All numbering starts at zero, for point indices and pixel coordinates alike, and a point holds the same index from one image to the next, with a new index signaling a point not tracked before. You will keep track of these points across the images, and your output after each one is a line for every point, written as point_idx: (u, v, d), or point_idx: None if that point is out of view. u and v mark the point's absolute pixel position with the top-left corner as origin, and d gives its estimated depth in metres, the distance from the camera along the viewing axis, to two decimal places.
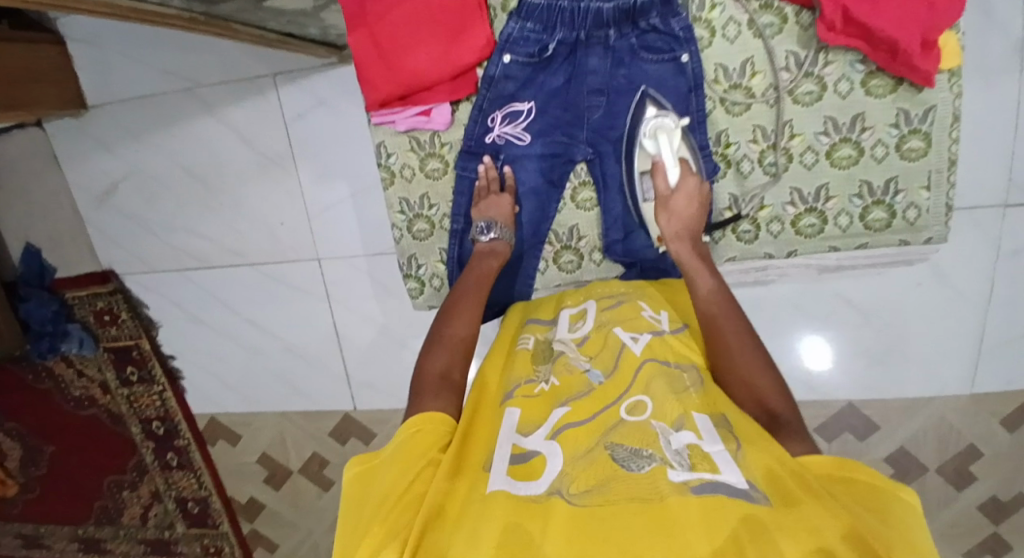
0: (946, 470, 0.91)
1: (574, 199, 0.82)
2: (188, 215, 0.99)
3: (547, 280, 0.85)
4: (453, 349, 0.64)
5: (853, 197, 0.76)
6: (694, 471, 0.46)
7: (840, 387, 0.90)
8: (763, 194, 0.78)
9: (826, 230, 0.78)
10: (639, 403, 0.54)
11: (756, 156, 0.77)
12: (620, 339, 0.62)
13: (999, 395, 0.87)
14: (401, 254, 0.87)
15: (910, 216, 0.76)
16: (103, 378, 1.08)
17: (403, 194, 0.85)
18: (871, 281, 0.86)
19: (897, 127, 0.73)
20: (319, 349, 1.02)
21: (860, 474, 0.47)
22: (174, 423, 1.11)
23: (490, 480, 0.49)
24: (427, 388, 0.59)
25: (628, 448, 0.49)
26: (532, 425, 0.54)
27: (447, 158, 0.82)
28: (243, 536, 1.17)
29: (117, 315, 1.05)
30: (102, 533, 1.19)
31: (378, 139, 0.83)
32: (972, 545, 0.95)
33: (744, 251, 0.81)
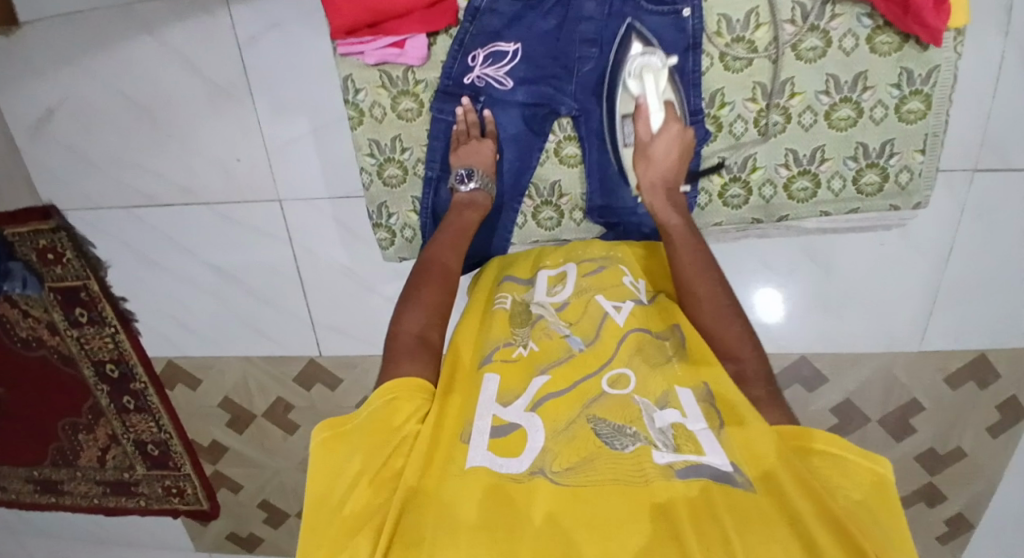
0: (889, 421, 0.97)
1: (558, 152, 0.80)
2: (136, 148, 0.92)
3: (525, 235, 0.83)
4: (429, 309, 0.62)
5: (848, 159, 0.77)
6: (680, 453, 0.48)
7: (799, 343, 0.93)
8: (755, 154, 0.78)
9: (819, 194, 0.79)
10: (622, 376, 0.55)
11: (752, 115, 0.77)
12: (601, 308, 0.63)
13: (943, 353, 0.92)
14: (371, 201, 0.83)
15: (902, 179, 0.78)
16: (49, 319, 1.02)
17: (373, 136, 0.81)
18: (843, 239, 0.87)
19: (898, 88, 0.74)
20: (283, 295, 1.00)
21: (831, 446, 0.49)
22: (129, 367, 1.07)
23: (467, 457, 0.50)
24: (400, 349, 0.58)
25: (611, 424, 0.50)
26: (511, 394, 0.55)
27: (422, 97, 0.79)
28: (207, 477, 1.17)
29: (61, 254, 0.99)
30: (59, 474, 1.17)
31: (346, 73, 0.78)
32: (906, 490, 1.02)
33: (731, 215, 0.82)
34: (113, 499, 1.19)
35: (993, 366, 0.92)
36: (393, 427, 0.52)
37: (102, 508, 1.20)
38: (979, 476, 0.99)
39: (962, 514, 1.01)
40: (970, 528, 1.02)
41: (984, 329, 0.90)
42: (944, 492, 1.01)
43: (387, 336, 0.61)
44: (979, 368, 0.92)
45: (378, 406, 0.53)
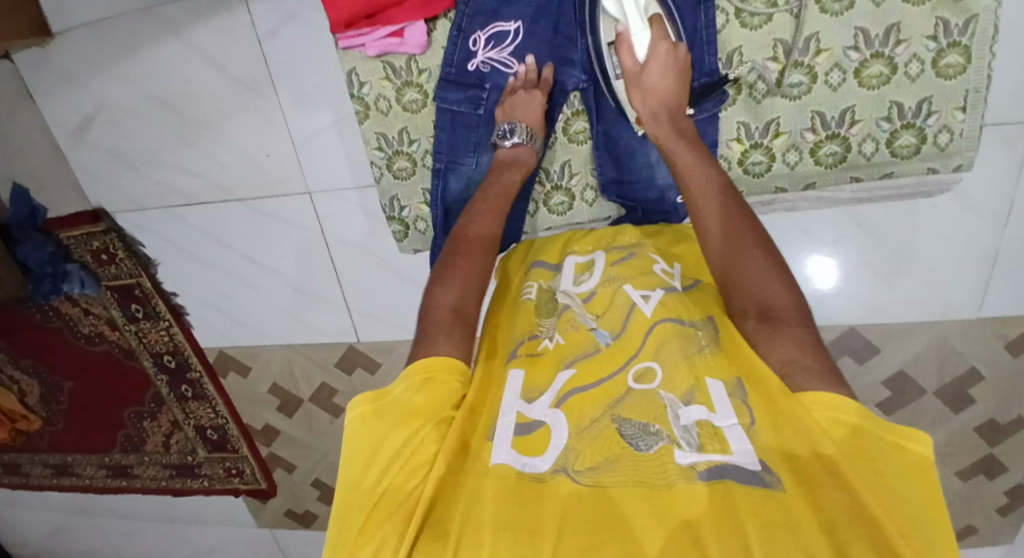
0: (944, 392, 0.92)
1: (566, 131, 0.78)
2: (169, 149, 0.96)
3: (537, 223, 0.82)
4: (466, 281, 0.60)
5: (881, 120, 0.73)
6: (703, 452, 0.46)
7: (845, 315, 0.89)
8: (780, 118, 0.74)
9: (849, 158, 0.75)
10: (649, 371, 0.53)
11: (773, 76, 0.73)
12: (628, 298, 0.60)
13: (1005, 319, 0.86)
14: (384, 195, 0.84)
15: (941, 141, 0.73)
16: (109, 315, 1.09)
17: (380, 129, 0.82)
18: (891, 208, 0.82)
19: (935, 40, 0.69)
20: (318, 283, 1.02)
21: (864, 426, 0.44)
22: (185, 357, 1.13)
23: (490, 452, 0.50)
24: (438, 327, 0.57)
25: (636, 424, 0.49)
26: (536, 391, 0.54)
27: (425, 87, 0.79)
28: (262, 459, 1.23)
29: (114, 255, 1.04)
30: (129, 459, 1.25)
31: (349, 66, 0.79)
32: (970, 463, 0.97)
33: (753, 184, 0.78)
34: (180, 481, 1.27)
35: None
36: (429, 408, 0.51)
37: (170, 489, 1.28)
38: None
39: None
40: None
41: None
42: (1010, 464, 0.96)
43: (421, 310, 0.59)
44: None
45: (416, 380, 0.52)
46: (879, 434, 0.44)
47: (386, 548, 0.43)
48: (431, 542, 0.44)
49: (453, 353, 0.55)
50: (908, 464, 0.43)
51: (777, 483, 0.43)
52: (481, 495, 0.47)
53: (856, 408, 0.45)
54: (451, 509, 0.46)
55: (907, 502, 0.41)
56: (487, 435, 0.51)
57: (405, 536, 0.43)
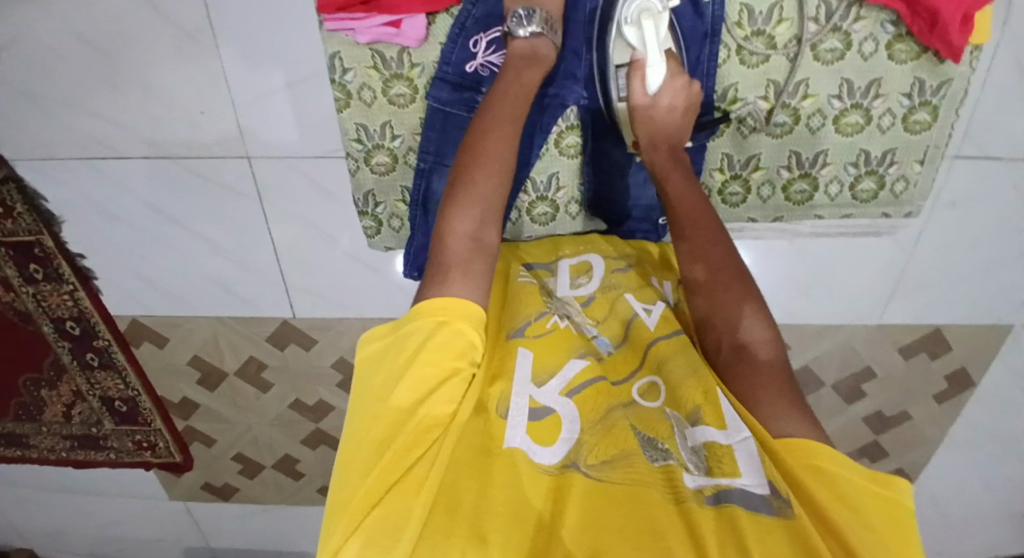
0: (841, 387, 1.03)
1: (558, 143, 0.75)
2: (81, 94, 0.83)
3: (518, 230, 0.80)
4: (484, 208, 0.59)
5: (848, 165, 0.77)
6: (711, 476, 0.49)
7: (768, 314, 0.96)
8: (761, 154, 0.77)
9: (816, 197, 0.80)
10: (653, 386, 0.57)
11: (762, 114, 0.74)
12: (631, 307, 0.63)
13: (902, 328, 0.96)
14: (359, 189, 0.83)
15: (897, 189, 0.79)
16: (1, 274, 0.96)
17: (362, 119, 0.77)
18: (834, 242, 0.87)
19: (909, 97, 0.73)
20: (253, 255, 0.96)
21: (826, 462, 0.48)
22: (91, 323, 1.03)
23: (506, 433, 0.52)
24: (452, 264, 0.57)
25: (645, 435, 0.53)
26: (545, 373, 0.56)
27: (415, 82, 0.75)
28: (178, 431, 1.17)
29: (10, 208, 0.91)
30: (23, 429, 1.14)
31: (332, 49, 0.73)
32: (853, 448, 1.10)
33: (729, 212, 0.82)
34: (82, 453, 1.17)
35: (948, 341, 0.96)
36: (441, 371, 0.52)
37: (71, 461, 1.18)
38: (919, 438, 1.07)
39: (898, 469, 1.11)
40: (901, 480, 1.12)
41: (947, 310, 0.93)
42: (885, 452, 1.09)
43: (436, 230, 0.59)
44: (934, 343, 0.97)
45: (429, 334, 0.53)
46: (854, 477, 0.48)
47: (396, 514, 0.46)
48: (440, 514, 0.46)
49: (467, 296, 0.55)
50: (883, 504, 0.47)
51: (786, 509, 0.46)
52: (491, 477, 0.49)
53: (830, 453, 0.49)
54: (460, 479, 0.49)
55: (884, 542, 0.45)
56: (498, 407, 0.53)
57: (415, 507, 0.46)
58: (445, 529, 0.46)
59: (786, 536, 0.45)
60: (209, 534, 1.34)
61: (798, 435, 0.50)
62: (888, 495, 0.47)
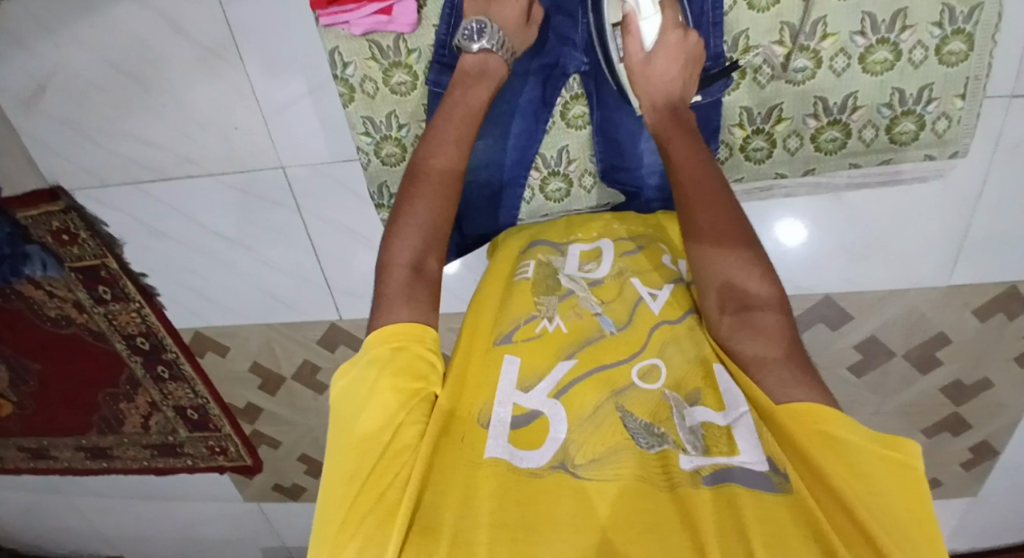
0: (912, 355, 0.95)
1: (565, 115, 0.76)
2: (131, 121, 0.90)
3: (533, 209, 0.81)
4: (426, 235, 0.56)
5: (882, 107, 0.73)
6: (708, 454, 0.47)
7: (824, 284, 0.90)
8: (783, 103, 0.74)
9: (849, 144, 0.76)
10: (653, 369, 0.54)
11: (779, 60, 0.72)
12: (636, 292, 0.61)
13: (973, 287, 0.89)
14: (373, 182, 0.84)
15: (939, 128, 0.74)
16: (75, 298, 1.03)
17: (366, 113, 0.80)
18: (884, 195, 0.83)
19: (940, 27, 0.69)
20: (296, 261, 0.99)
21: (833, 429, 0.45)
22: (159, 338, 1.09)
23: (485, 444, 0.48)
24: (394, 292, 0.53)
25: (640, 420, 0.49)
26: (533, 378, 0.53)
27: (414, 69, 0.77)
28: (246, 435, 1.22)
29: (76, 234, 0.98)
30: (106, 441, 1.23)
31: (331, 45, 0.77)
32: (932, 422, 1.02)
33: (754, 170, 0.79)
34: (162, 461, 1.25)
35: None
36: (406, 389, 0.49)
37: (152, 468, 1.27)
38: (1007, 405, 0.98)
39: (987, 443, 1.02)
40: (991, 454, 1.03)
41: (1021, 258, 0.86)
42: (968, 423, 1.01)
43: (376, 266, 0.55)
44: (1010, 300, 0.89)
45: (386, 359, 0.50)
46: (864, 443, 0.44)
47: (373, 546, 0.42)
48: (421, 535, 0.43)
49: (414, 320, 0.52)
50: (896, 469, 0.42)
51: (787, 484, 0.44)
52: (473, 484, 0.46)
53: (837, 417, 0.45)
54: (440, 494, 0.45)
55: (895, 507, 0.41)
56: (477, 417, 0.50)
57: (392, 534, 0.42)
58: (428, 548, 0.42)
59: (790, 512, 0.42)
60: (282, 537, 1.38)
61: (801, 400, 0.47)
62: (902, 460, 0.43)
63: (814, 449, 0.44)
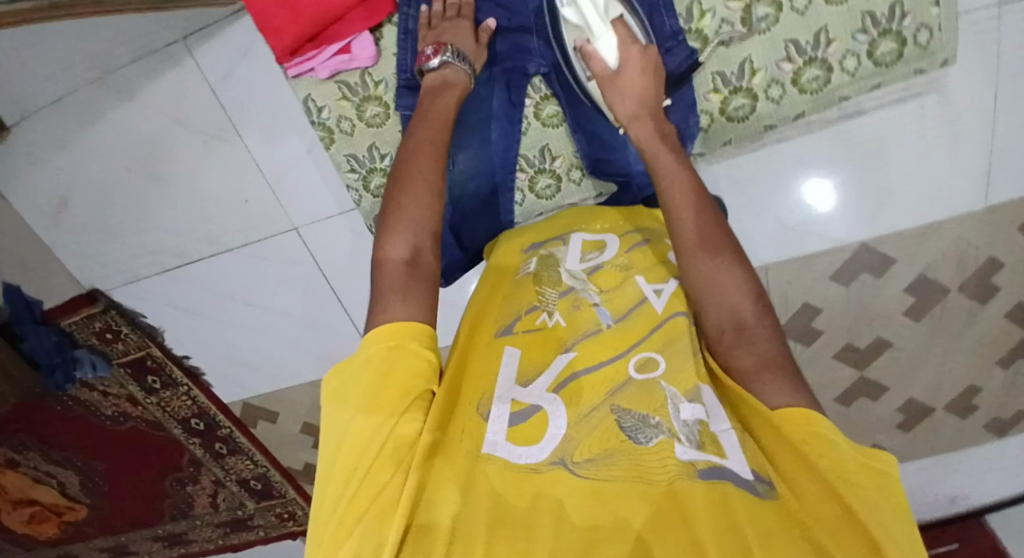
0: (968, 287, 0.90)
1: (538, 115, 0.77)
2: (152, 214, 0.95)
3: (527, 210, 0.81)
4: (420, 231, 0.53)
5: (856, 33, 0.71)
6: (702, 450, 0.43)
7: (855, 232, 0.88)
8: (751, 56, 0.73)
9: (834, 79, 0.73)
10: (650, 360, 0.49)
11: (736, 15, 0.72)
12: (640, 290, 0.56)
13: (1013, 204, 0.85)
14: (368, 216, 0.83)
15: (922, 39, 0.70)
16: (128, 391, 1.08)
17: (349, 151, 0.81)
18: (890, 123, 0.84)
19: None
20: (327, 317, 1.01)
21: (826, 429, 0.42)
22: (212, 417, 1.12)
23: (483, 439, 0.44)
24: (391, 286, 0.49)
25: (636, 416, 0.45)
26: (532, 372, 0.49)
27: (385, 98, 0.78)
28: (311, 497, 1.22)
29: (118, 331, 1.02)
30: (181, 526, 1.26)
31: (304, 93, 0.80)
32: (1007, 353, 0.96)
33: (741, 129, 0.77)
34: (235, 536, 1.27)
35: None
36: (404, 383, 0.44)
37: (228, 546, 1.29)
38: None
39: None
40: None
41: None
42: None
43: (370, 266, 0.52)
44: None
45: (381, 358, 0.45)
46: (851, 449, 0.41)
47: (368, 547, 0.36)
48: (416, 539, 0.37)
49: (409, 316, 0.48)
50: (883, 479, 0.40)
51: (773, 492, 0.41)
52: (471, 483, 0.41)
53: (830, 425, 0.42)
54: (440, 490, 0.40)
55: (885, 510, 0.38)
56: (476, 408, 0.46)
57: (391, 530, 0.36)
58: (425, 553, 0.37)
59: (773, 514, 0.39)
60: None
61: (792, 403, 0.44)
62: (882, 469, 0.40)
63: (806, 447, 0.41)
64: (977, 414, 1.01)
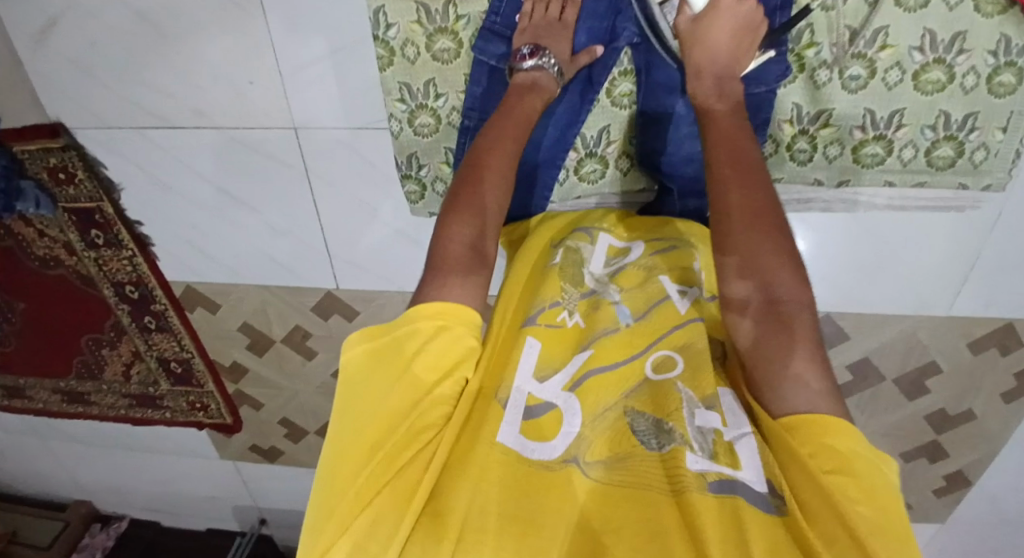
0: (902, 381, 0.97)
1: (610, 93, 0.75)
2: (138, 62, 0.85)
3: (565, 191, 0.81)
4: (480, 220, 0.57)
5: (926, 128, 0.72)
6: (715, 462, 0.47)
7: (825, 302, 0.91)
8: (833, 109, 0.73)
9: (887, 162, 0.75)
10: (668, 359, 0.55)
11: (836, 63, 0.70)
12: (663, 290, 0.60)
13: (973, 319, 0.89)
14: (403, 151, 0.83)
15: (976, 158, 0.73)
16: (66, 239, 1.01)
17: (403, 79, 0.78)
18: (910, 222, 0.82)
19: (995, 55, 0.67)
20: (300, 227, 0.97)
21: (838, 440, 0.45)
22: (148, 289, 1.07)
23: (501, 425, 0.50)
24: (451, 266, 0.55)
25: (650, 421, 0.50)
26: (549, 369, 0.55)
27: (461, 36, 0.75)
28: (229, 395, 1.21)
29: (73, 174, 0.95)
30: (85, 386, 1.21)
31: (376, 4, 0.73)
32: (911, 446, 1.04)
33: (794, 172, 0.78)
34: (139, 411, 1.24)
35: (1021, 335, 0.89)
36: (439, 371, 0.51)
37: (129, 418, 1.25)
38: (989, 438, 0.99)
39: (960, 473, 1.05)
40: (963, 483, 1.06)
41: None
42: (946, 451, 1.03)
43: (430, 248, 0.56)
44: (1008, 337, 0.89)
45: (427, 340, 0.51)
46: (866, 456, 0.45)
47: (381, 525, 0.44)
48: (432, 518, 0.44)
49: (462, 300, 0.53)
50: (885, 489, 0.44)
51: (784, 507, 0.44)
52: (482, 469, 0.47)
53: (842, 428, 0.46)
54: (454, 479, 0.46)
55: (885, 520, 0.42)
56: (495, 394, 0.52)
57: (409, 511, 0.44)
58: (435, 533, 0.43)
59: (783, 531, 0.43)
60: (256, 497, 1.39)
61: (815, 412, 0.47)
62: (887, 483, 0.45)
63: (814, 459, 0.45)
64: None
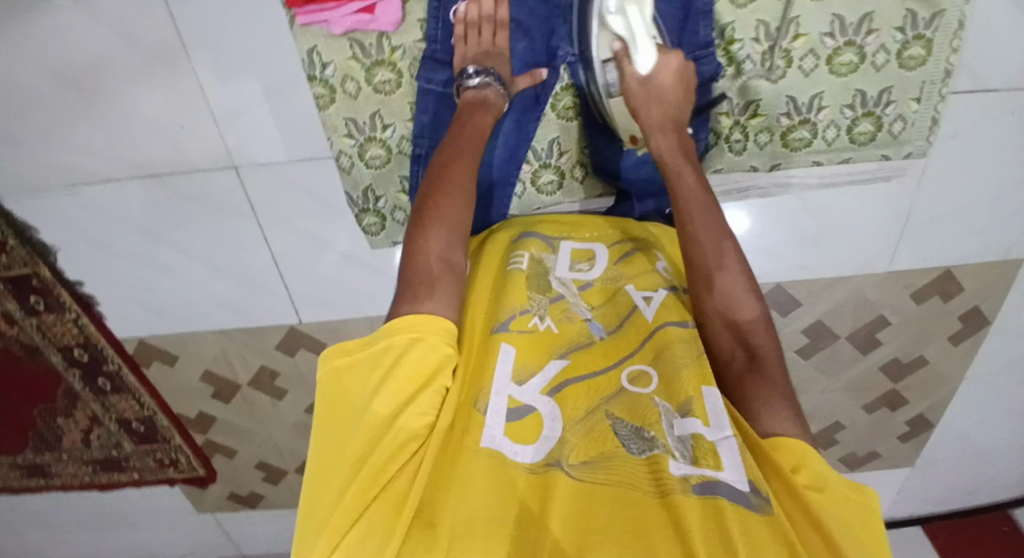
0: (855, 337, 1.01)
1: (555, 107, 0.76)
2: (60, 117, 0.81)
3: (525, 204, 0.81)
4: (451, 228, 0.58)
5: (845, 107, 0.77)
6: (696, 466, 0.48)
7: (775, 274, 0.94)
8: (761, 99, 0.76)
9: (814, 143, 0.79)
10: (643, 374, 0.57)
11: (759, 57, 0.74)
12: (631, 302, 0.63)
13: (910, 272, 0.94)
14: (357, 186, 0.83)
15: (895, 129, 0.78)
16: (3, 310, 0.96)
17: (348, 114, 0.78)
18: (846, 196, 0.87)
19: (901, 32, 0.72)
20: (253, 267, 0.95)
21: (814, 462, 0.49)
22: (99, 350, 1.03)
23: (481, 435, 0.50)
24: (420, 280, 0.55)
25: (631, 426, 0.52)
26: (526, 372, 0.55)
27: (399, 66, 0.75)
28: (199, 447, 1.17)
29: (2, 241, 0.90)
30: (44, 459, 1.15)
31: (308, 45, 0.74)
32: (872, 399, 1.09)
33: (731, 162, 0.81)
34: (106, 476, 1.18)
35: (958, 281, 0.95)
36: (420, 379, 0.50)
37: (95, 485, 1.20)
38: (942, 379, 1.06)
39: (922, 414, 1.10)
40: (923, 425, 1.12)
41: (955, 245, 0.91)
42: (905, 399, 1.08)
43: (402, 256, 0.57)
44: (944, 284, 0.95)
45: (405, 349, 0.50)
46: (841, 481, 0.49)
47: (371, 539, 0.42)
48: (422, 528, 0.43)
49: (434, 311, 0.53)
50: (862, 509, 0.48)
51: (768, 508, 0.46)
52: (470, 479, 0.47)
53: (814, 450, 0.50)
54: (442, 492, 0.46)
55: (861, 535, 0.46)
56: (475, 404, 0.52)
57: (398, 522, 0.43)
58: (427, 543, 0.42)
59: (768, 530, 0.44)
60: (240, 546, 1.35)
61: (791, 433, 0.52)
62: (866, 499, 0.49)
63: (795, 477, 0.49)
64: (837, 447, 1.15)
